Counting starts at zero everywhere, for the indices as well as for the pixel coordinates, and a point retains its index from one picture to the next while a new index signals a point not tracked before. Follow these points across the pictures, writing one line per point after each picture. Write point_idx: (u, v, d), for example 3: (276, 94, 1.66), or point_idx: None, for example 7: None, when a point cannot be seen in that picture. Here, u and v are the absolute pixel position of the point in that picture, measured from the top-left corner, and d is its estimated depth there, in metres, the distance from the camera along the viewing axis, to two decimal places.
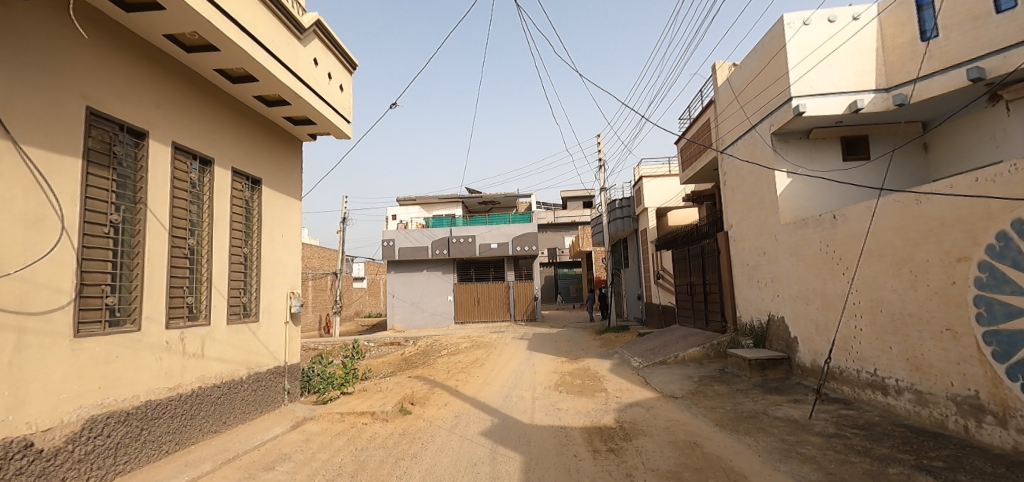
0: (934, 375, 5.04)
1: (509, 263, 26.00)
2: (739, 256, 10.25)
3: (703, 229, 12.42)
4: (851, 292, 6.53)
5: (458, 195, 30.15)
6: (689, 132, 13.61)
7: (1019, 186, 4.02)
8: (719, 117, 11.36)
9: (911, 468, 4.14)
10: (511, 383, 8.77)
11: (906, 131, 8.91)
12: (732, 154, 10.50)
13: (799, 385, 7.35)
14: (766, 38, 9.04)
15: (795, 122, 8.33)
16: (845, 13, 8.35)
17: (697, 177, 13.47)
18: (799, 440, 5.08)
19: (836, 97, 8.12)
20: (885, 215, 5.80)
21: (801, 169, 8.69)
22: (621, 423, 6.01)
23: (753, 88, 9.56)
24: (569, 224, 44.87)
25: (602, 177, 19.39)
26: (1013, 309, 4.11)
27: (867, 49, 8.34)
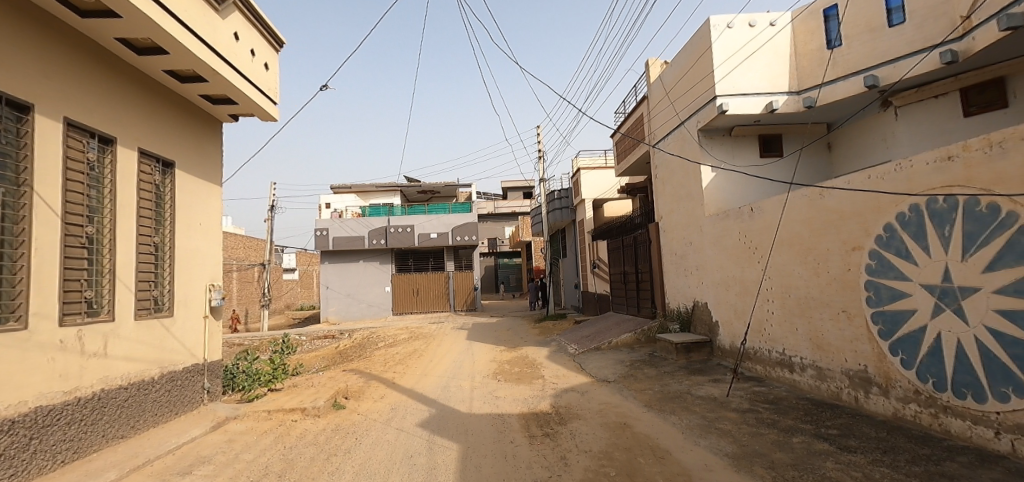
0: (832, 352, 5.62)
1: (450, 254, 25.69)
2: (668, 245, 10.80)
3: (637, 220, 12.91)
4: (764, 279, 7.09)
5: (397, 185, 29.30)
6: (623, 126, 14.10)
7: (904, 183, 4.60)
8: (652, 112, 11.78)
9: (812, 437, 4.67)
10: (450, 373, 8.72)
11: (813, 132, 9.74)
12: (663, 148, 10.97)
13: (719, 365, 7.91)
14: (694, 38, 9.48)
15: (719, 120, 8.82)
16: (764, 19, 8.93)
17: (632, 170, 13.98)
18: (718, 416, 5.48)
19: (755, 97, 8.69)
20: (794, 208, 6.31)
21: (723, 165, 9.26)
22: (557, 408, 6.18)
23: (682, 86, 10.03)
24: (510, 214, 45.26)
25: (541, 168, 19.63)
26: (896, 293, 4.76)
27: (783, 53, 8.99)
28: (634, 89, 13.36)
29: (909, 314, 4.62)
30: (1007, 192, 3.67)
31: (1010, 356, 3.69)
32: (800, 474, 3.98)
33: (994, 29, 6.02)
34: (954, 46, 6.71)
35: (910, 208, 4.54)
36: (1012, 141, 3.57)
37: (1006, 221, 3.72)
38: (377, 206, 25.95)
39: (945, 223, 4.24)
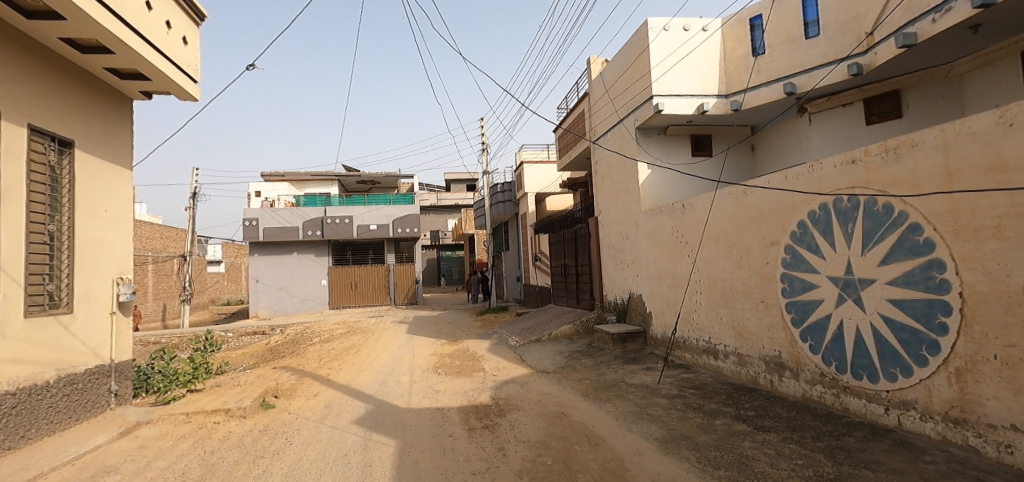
0: (752, 340, 6.07)
1: (390, 246, 25.06)
2: (607, 239, 11.14)
3: (576, 214, 13.22)
4: (693, 272, 7.49)
5: (335, 174, 28.03)
6: (565, 122, 14.34)
7: (815, 183, 5.10)
8: (593, 109, 12.07)
9: (733, 418, 5.03)
10: (389, 368, 8.53)
11: (737, 133, 10.38)
12: (603, 144, 11.28)
13: (651, 354, 8.31)
14: (632, 38, 9.81)
15: (655, 119, 9.18)
16: (697, 24, 9.44)
17: (573, 165, 14.28)
18: (649, 402, 5.74)
19: (688, 99, 9.13)
20: (720, 205, 6.71)
21: (658, 162, 9.66)
22: (496, 400, 6.21)
23: (621, 84, 10.34)
24: (453, 207, 45.03)
25: (485, 161, 19.61)
26: (806, 284, 5.25)
27: (714, 58, 9.49)
28: (575, 85, 13.61)
29: (817, 303, 5.11)
30: (900, 193, 4.22)
31: (898, 339, 4.28)
32: (722, 454, 4.28)
33: (892, 46, 6.67)
34: (859, 60, 7.33)
35: (819, 207, 5.06)
36: (904, 148, 4.16)
37: (898, 219, 4.26)
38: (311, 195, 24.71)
39: (848, 221, 4.75)
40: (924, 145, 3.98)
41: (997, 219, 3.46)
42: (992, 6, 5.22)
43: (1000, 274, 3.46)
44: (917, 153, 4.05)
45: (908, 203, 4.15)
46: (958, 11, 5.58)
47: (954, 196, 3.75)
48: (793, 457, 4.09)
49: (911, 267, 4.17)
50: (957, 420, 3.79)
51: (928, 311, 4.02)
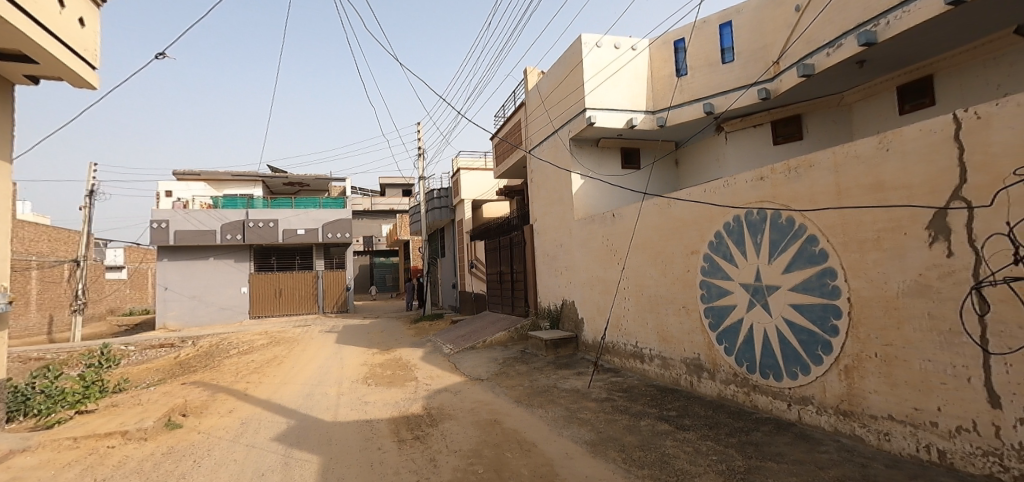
0: (674, 343, 6.41)
1: (320, 251, 24.03)
2: (542, 246, 11.33)
3: (512, 222, 13.39)
4: (622, 279, 7.80)
5: (259, 174, 26.33)
6: (502, 131, 14.49)
7: (729, 197, 5.50)
8: (529, 119, 12.30)
9: (657, 419, 5.27)
10: (314, 380, 8.12)
11: (663, 148, 10.99)
12: (539, 154, 11.52)
13: (582, 359, 8.56)
14: (567, 52, 10.15)
15: (588, 131, 9.51)
16: (626, 42, 9.92)
17: (509, 172, 14.46)
18: (580, 406, 5.88)
19: (618, 113, 9.55)
20: (646, 215, 7.06)
21: (590, 173, 9.99)
22: (428, 410, 6.10)
23: (557, 95, 10.62)
24: (387, 212, 44.02)
25: (421, 166, 19.39)
26: (722, 290, 5.64)
27: (642, 75, 9.99)
28: (512, 94, 13.79)
29: (730, 308, 5.50)
30: (801, 208, 4.70)
31: (799, 341, 4.73)
32: (646, 454, 4.47)
33: (795, 75, 7.39)
34: (767, 85, 8.06)
35: (733, 218, 5.48)
36: (803, 168, 4.67)
37: (799, 231, 4.72)
38: (232, 197, 23.12)
39: (758, 232, 5.17)
40: (820, 165, 4.51)
41: (878, 232, 4.01)
42: (874, 45, 5.97)
43: (880, 281, 4.00)
44: (815, 173, 4.57)
45: (807, 217, 4.63)
46: (847, 47, 6.32)
47: (844, 211, 4.28)
48: (709, 453, 4.36)
49: (810, 275, 4.63)
50: (846, 413, 4.29)
51: (823, 315, 4.50)
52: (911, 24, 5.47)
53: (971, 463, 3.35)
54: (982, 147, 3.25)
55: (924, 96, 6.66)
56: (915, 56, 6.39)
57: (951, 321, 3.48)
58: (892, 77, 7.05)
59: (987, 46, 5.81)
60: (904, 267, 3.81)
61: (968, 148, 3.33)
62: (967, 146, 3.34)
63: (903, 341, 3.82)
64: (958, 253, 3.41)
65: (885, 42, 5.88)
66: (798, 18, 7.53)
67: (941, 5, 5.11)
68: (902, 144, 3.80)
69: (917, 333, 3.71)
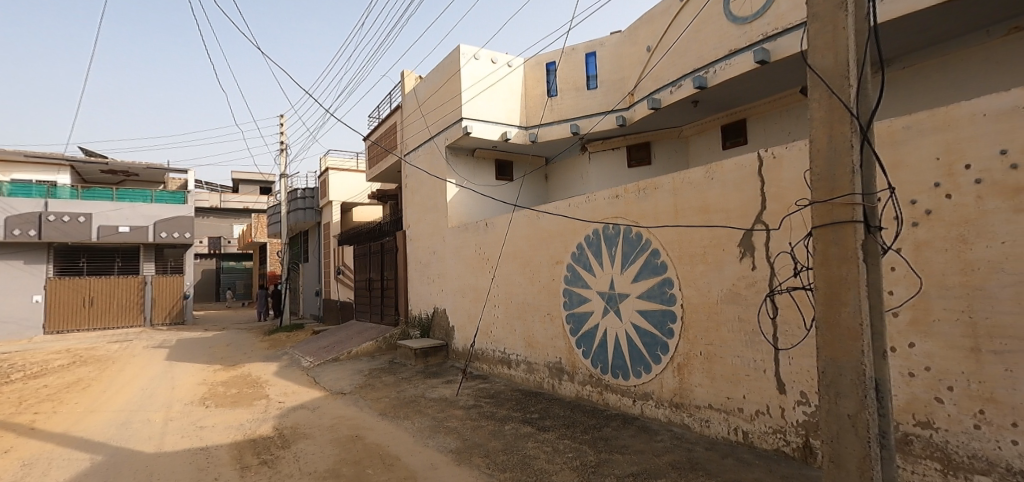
0: (539, 348, 6.75)
1: (150, 253, 20.76)
2: (414, 253, 11.13)
3: (384, 227, 12.99)
4: (492, 287, 8.00)
5: (68, 157, 21.73)
6: (376, 132, 14.01)
7: (590, 211, 5.99)
8: (404, 122, 12.13)
9: (521, 422, 5.48)
10: (135, 406, 6.88)
11: (533, 162, 11.44)
12: (413, 159, 11.43)
13: (451, 367, 8.61)
14: (444, 60, 10.27)
15: (463, 140, 9.73)
16: (503, 58, 10.30)
17: (382, 176, 14.05)
18: (447, 415, 5.87)
19: (493, 125, 9.89)
20: (516, 226, 7.36)
21: (465, 182, 10.20)
22: (280, 430, 5.56)
23: (433, 102, 10.67)
24: (241, 210, 39.59)
25: (282, 162, 17.92)
26: (582, 298, 6.09)
27: (516, 91, 10.46)
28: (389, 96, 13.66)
29: (588, 314, 5.97)
30: (647, 225, 5.29)
31: (643, 343, 5.30)
32: (508, 457, 4.61)
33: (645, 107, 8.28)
34: (624, 113, 8.90)
35: (593, 232, 5.96)
36: (649, 190, 5.28)
37: (645, 245, 5.31)
38: (25, 183, 18.78)
39: (613, 244, 5.69)
40: (663, 188, 5.14)
41: (704, 248, 4.68)
42: (704, 88, 7.02)
43: (704, 290, 4.68)
44: (659, 194, 5.19)
45: (652, 233, 5.23)
46: (685, 88, 7.33)
47: (679, 229, 4.93)
48: (565, 451, 4.65)
49: (652, 284, 5.23)
50: (678, 405, 4.90)
51: (662, 319, 5.11)
52: (732, 75, 6.58)
53: (765, 440, 4.08)
54: (776, 183, 4.03)
55: (741, 136, 7.97)
56: (735, 101, 7.62)
57: (754, 323, 4.22)
58: (719, 116, 8.28)
59: (783, 100, 7.21)
60: (722, 278, 4.51)
61: (767, 181, 4.11)
62: (766, 180, 4.12)
63: (720, 341, 4.51)
64: (759, 267, 4.16)
65: (713, 86, 6.95)
66: (648, 57, 8.42)
67: (752, 63, 6.25)
68: (723, 173, 4.52)
69: (730, 333, 4.41)
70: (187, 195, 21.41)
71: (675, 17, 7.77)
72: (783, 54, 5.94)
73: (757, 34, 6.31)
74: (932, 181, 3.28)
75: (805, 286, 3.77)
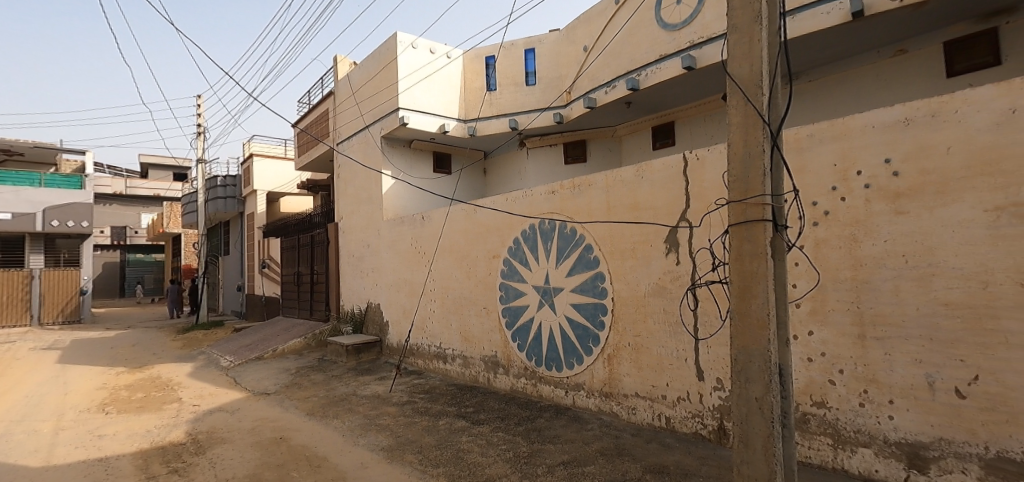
0: (475, 342, 6.77)
1: (37, 243, 18.66)
2: (347, 247, 10.75)
3: (314, 219, 12.43)
4: (428, 281, 7.90)
5: None
6: (305, 119, 13.36)
7: (527, 206, 6.06)
8: (337, 110, 11.68)
9: (455, 417, 5.47)
10: (17, 416, 6.10)
11: (472, 155, 11.40)
12: (347, 149, 11.07)
13: (384, 364, 8.43)
14: (381, 47, 10.01)
15: (400, 131, 9.57)
16: (441, 49, 10.17)
17: (312, 165, 13.43)
18: (379, 412, 5.73)
19: (431, 117, 9.76)
20: (453, 219, 7.31)
21: (402, 174, 10.07)
22: (193, 436, 5.17)
23: (368, 90, 10.38)
24: (151, 198, 36.18)
25: (200, 146, 16.62)
26: (518, 292, 6.16)
27: (455, 83, 10.34)
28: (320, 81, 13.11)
29: (524, 308, 6.05)
30: (581, 220, 5.43)
31: (575, 335, 5.45)
32: (441, 452, 4.57)
33: (581, 106, 8.50)
34: (561, 110, 9.10)
35: (529, 226, 6.04)
36: (584, 186, 5.42)
37: (579, 240, 5.45)
38: None
39: (549, 239, 5.79)
40: (596, 185, 5.30)
41: (633, 244, 4.88)
42: (637, 91, 7.31)
43: (633, 283, 4.88)
44: (592, 191, 5.34)
45: (586, 228, 5.38)
46: (619, 89, 7.59)
47: (611, 225, 5.10)
48: (499, 443, 4.69)
49: (585, 278, 5.39)
50: (607, 394, 5.10)
51: (594, 312, 5.28)
52: (662, 79, 6.90)
53: (685, 424, 4.34)
54: (699, 183, 4.27)
55: (670, 138, 8.38)
56: (665, 104, 8.01)
57: (677, 315, 4.47)
58: (650, 118, 8.66)
59: (706, 106, 7.68)
60: (649, 272, 4.72)
61: (691, 181, 4.35)
62: (690, 181, 4.36)
63: (646, 332, 4.73)
64: (683, 262, 4.40)
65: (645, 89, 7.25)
66: (585, 56, 8.63)
67: (680, 68, 6.61)
68: (653, 173, 4.72)
69: (656, 325, 4.64)
70: (83, 180, 19.37)
71: (610, 19, 8.02)
72: (708, 61, 6.33)
73: (685, 42, 6.68)
74: (830, 185, 3.62)
75: (721, 281, 4.03)
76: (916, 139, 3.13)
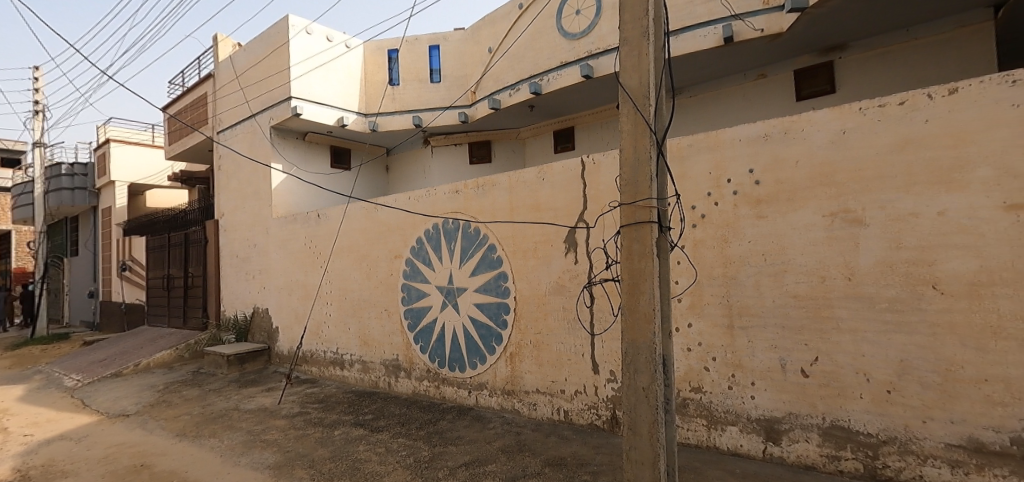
0: (375, 346, 6.51)
1: None
2: (229, 247, 9.80)
3: (189, 215, 11.21)
4: (323, 283, 7.44)
5: None
6: (178, 103, 11.94)
7: (430, 205, 5.96)
8: (218, 94, 10.63)
9: (352, 426, 5.20)
10: None
11: (372, 151, 10.96)
12: (230, 138, 10.12)
13: (273, 373, 7.81)
14: (270, 30, 9.31)
15: (292, 121, 8.99)
16: (339, 37, 9.69)
17: (187, 154, 12.05)
18: (265, 427, 5.27)
19: (328, 109, 9.26)
20: (352, 218, 6.97)
21: (295, 168, 9.51)
22: (22, 473, 4.33)
23: (255, 75, 9.60)
24: None
25: (37, 126, 14.14)
26: (420, 293, 6.03)
27: (355, 75, 9.90)
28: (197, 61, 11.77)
29: (427, 309, 5.93)
30: (485, 220, 5.46)
31: (479, 335, 5.46)
32: (335, 464, 4.30)
33: (486, 106, 8.54)
34: (466, 109, 9.09)
35: (433, 226, 5.93)
36: (488, 186, 5.44)
37: (483, 240, 5.47)
38: None
39: (452, 239, 5.74)
40: (499, 186, 5.35)
41: (535, 244, 5.00)
42: (539, 94, 7.52)
43: (534, 282, 5.00)
44: (495, 191, 5.38)
45: (489, 228, 5.41)
46: (522, 92, 7.74)
47: (514, 225, 5.18)
48: (399, 450, 4.52)
49: (488, 278, 5.41)
50: (509, 392, 5.17)
51: (497, 311, 5.32)
52: (561, 86, 7.19)
53: (582, 416, 4.54)
54: (595, 185, 4.49)
55: (570, 142, 8.73)
56: (565, 109, 8.35)
57: (574, 312, 4.65)
58: (553, 122, 8.96)
59: (604, 113, 8.15)
60: (549, 271, 4.86)
61: (588, 184, 4.56)
62: (587, 184, 4.57)
63: (546, 329, 4.87)
64: (580, 261, 4.59)
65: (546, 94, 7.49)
66: (490, 57, 8.71)
67: (578, 76, 6.94)
68: (553, 175, 4.87)
69: (555, 322, 4.80)
70: None
71: (514, 23, 8.20)
72: (603, 71, 6.71)
73: (583, 51, 7.01)
74: (705, 191, 3.95)
75: (614, 279, 4.29)
76: (773, 152, 3.56)
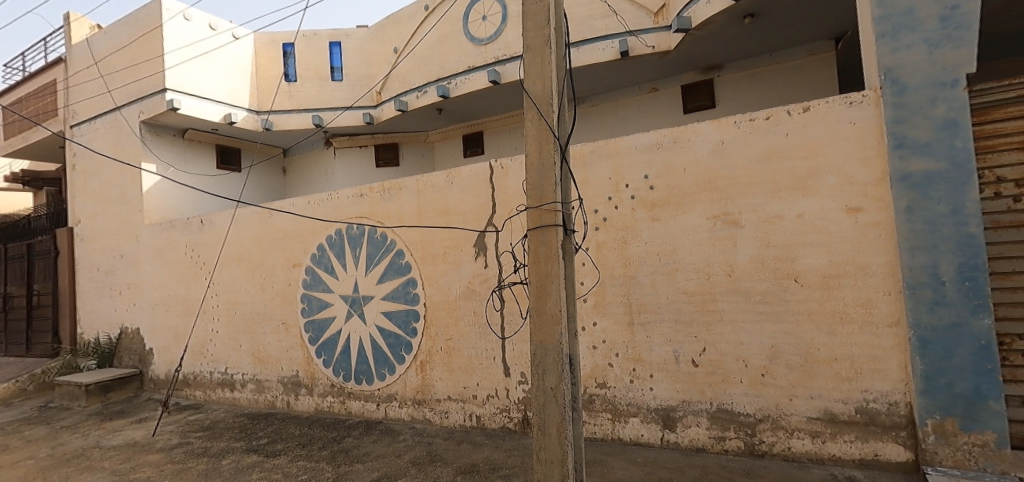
0: (270, 363, 6.02)
1: None
2: (90, 259, 8.52)
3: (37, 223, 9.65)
4: (209, 296, 6.74)
5: None
6: (15, 91, 10.16)
7: (333, 210, 5.65)
8: (71, 82, 9.23)
9: (242, 453, 4.74)
10: None
11: (264, 151, 10.31)
12: (87, 134, 8.83)
13: (147, 402, 6.92)
14: (138, 12, 8.27)
15: (168, 116, 8.07)
16: (223, 26, 8.87)
17: (29, 151, 10.28)
18: (135, 464, 4.61)
19: (212, 103, 8.44)
20: (241, 223, 6.40)
21: (173, 169, 8.56)
22: None
23: (120, 62, 8.48)
24: None
25: None
26: (322, 303, 5.68)
27: (244, 67, 9.12)
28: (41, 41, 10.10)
29: (330, 320, 5.59)
30: (392, 225, 5.28)
31: (387, 344, 5.25)
32: None
33: (392, 108, 8.34)
34: (371, 110, 8.83)
35: (335, 232, 5.62)
36: (394, 190, 5.27)
37: (390, 245, 5.28)
38: None
39: (357, 245, 5.48)
40: (406, 189, 5.20)
41: (445, 248, 4.92)
42: (448, 98, 7.50)
43: (445, 287, 4.92)
44: (403, 196, 5.23)
45: (396, 233, 5.24)
46: (429, 95, 7.66)
47: (422, 230, 5.06)
48: (299, 474, 4.16)
49: (396, 285, 5.24)
50: (419, 402, 5.03)
51: (406, 319, 5.16)
52: (468, 90, 7.23)
53: (494, 420, 4.54)
54: (504, 190, 4.54)
55: (478, 146, 8.84)
56: (472, 114, 8.42)
57: (485, 316, 4.65)
58: (461, 127, 8.99)
59: (512, 119, 8.34)
60: (460, 276, 4.81)
61: (496, 189, 4.59)
62: (496, 189, 4.60)
63: (457, 335, 4.81)
64: (490, 265, 4.61)
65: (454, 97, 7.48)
66: (395, 58, 8.52)
67: (486, 82, 7.01)
68: (461, 179, 4.83)
69: (466, 327, 4.75)
70: None
71: (419, 24, 8.06)
72: (510, 78, 6.85)
73: (491, 57, 7.09)
74: (606, 195, 4.06)
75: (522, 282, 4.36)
76: (664, 159, 3.77)
